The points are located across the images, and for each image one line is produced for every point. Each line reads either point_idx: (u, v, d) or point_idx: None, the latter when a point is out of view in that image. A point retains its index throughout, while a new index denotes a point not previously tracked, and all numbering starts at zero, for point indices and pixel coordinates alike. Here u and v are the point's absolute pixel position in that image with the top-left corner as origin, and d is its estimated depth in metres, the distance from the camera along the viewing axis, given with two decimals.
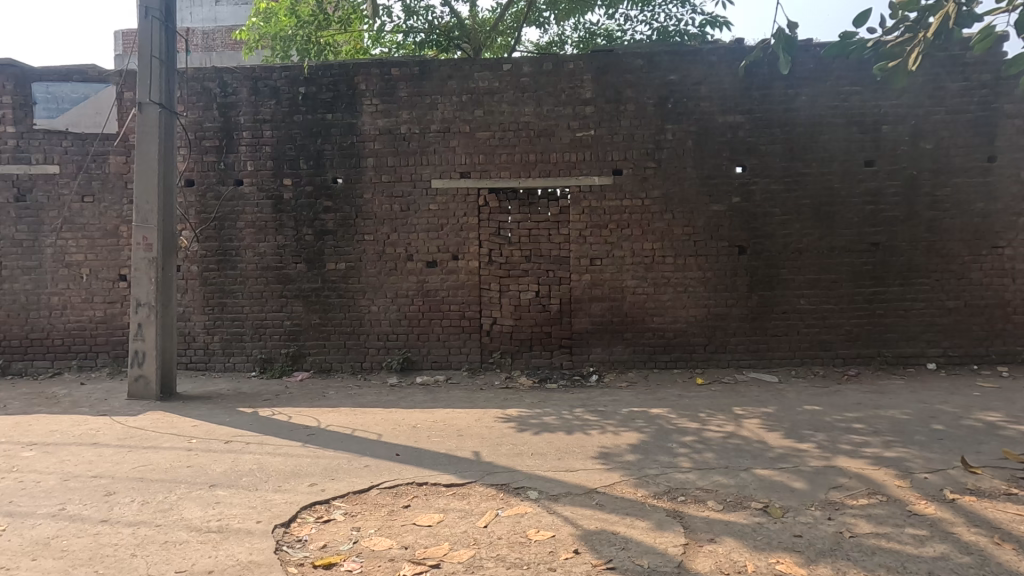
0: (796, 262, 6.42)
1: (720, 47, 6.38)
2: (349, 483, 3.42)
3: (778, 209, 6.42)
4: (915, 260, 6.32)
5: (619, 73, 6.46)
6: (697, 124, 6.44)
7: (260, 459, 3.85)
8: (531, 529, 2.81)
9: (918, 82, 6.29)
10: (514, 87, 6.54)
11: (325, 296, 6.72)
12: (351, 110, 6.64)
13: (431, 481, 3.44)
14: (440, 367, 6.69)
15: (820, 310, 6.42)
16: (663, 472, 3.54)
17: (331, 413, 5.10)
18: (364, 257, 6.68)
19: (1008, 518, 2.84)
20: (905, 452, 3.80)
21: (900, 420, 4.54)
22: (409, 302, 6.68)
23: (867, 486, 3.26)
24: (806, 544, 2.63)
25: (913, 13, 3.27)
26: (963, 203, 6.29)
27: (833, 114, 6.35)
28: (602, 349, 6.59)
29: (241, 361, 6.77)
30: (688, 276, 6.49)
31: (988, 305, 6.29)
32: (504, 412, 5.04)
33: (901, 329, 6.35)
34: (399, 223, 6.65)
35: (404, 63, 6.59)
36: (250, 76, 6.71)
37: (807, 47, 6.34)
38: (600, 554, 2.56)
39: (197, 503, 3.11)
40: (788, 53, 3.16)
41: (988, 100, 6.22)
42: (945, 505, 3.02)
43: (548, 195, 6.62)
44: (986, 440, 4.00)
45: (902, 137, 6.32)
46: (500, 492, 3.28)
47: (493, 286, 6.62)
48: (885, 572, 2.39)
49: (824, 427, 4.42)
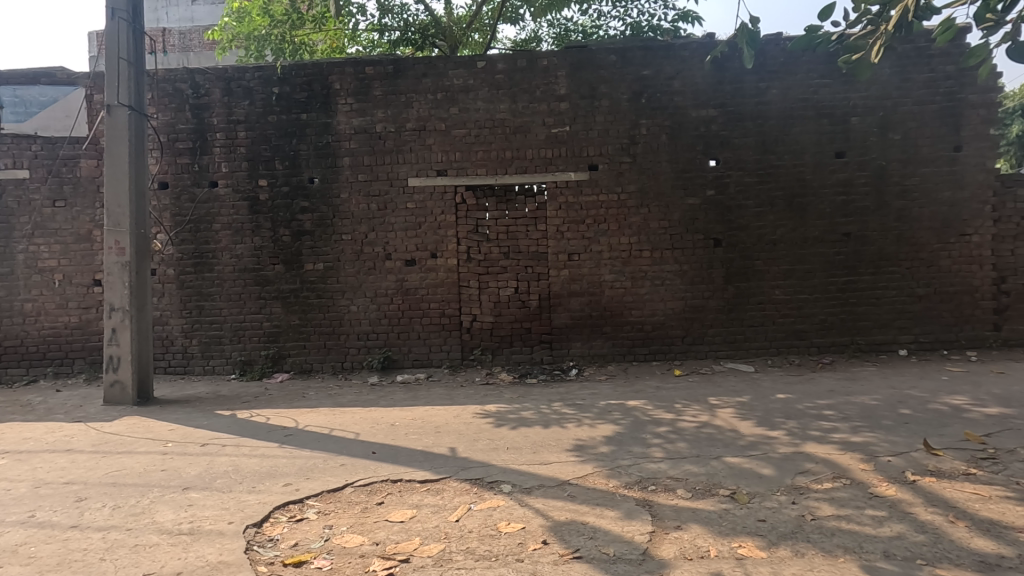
0: (771, 253, 6.51)
1: (692, 42, 6.43)
2: (324, 482, 3.43)
3: (751, 201, 6.50)
4: (885, 249, 6.44)
5: (593, 69, 6.51)
6: (671, 118, 6.49)
7: (236, 460, 3.85)
8: (502, 522, 2.84)
9: (885, 74, 6.40)
10: (488, 84, 6.54)
11: (304, 296, 6.70)
12: (326, 109, 6.62)
13: (405, 478, 3.47)
14: (421, 366, 6.70)
15: (795, 300, 6.52)
16: (636, 463, 3.60)
17: (310, 413, 5.10)
18: (342, 257, 6.67)
19: (965, 498, 2.93)
20: (872, 436, 3.89)
21: (869, 406, 4.64)
22: (388, 301, 6.68)
23: (833, 470, 3.34)
24: (769, 529, 2.69)
25: (873, 6, 3.38)
26: (931, 192, 6.41)
27: (803, 107, 6.44)
28: (582, 343, 6.64)
29: (220, 364, 6.73)
30: (665, 268, 6.56)
31: (957, 292, 6.43)
32: (482, 408, 5.08)
33: (873, 316, 6.47)
34: (377, 222, 6.64)
35: (378, 61, 6.57)
36: (222, 76, 6.65)
37: (776, 40, 6.44)
38: (568, 544, 2.60)
39: (170, 506, 3.11)
40: (751, 48, 3.37)
41: (954, 91, 6.34)
42: (906, 486, 3.10)
43: (525, 191, 6.65)
44: (950, 423, 4.11)
45: (871, 129, 6.42)
46: (474, 487, 3.31)
47: (472, 284, 6.66)
48: (842, 552, 2.45)
49: (796, 414, 4.50)
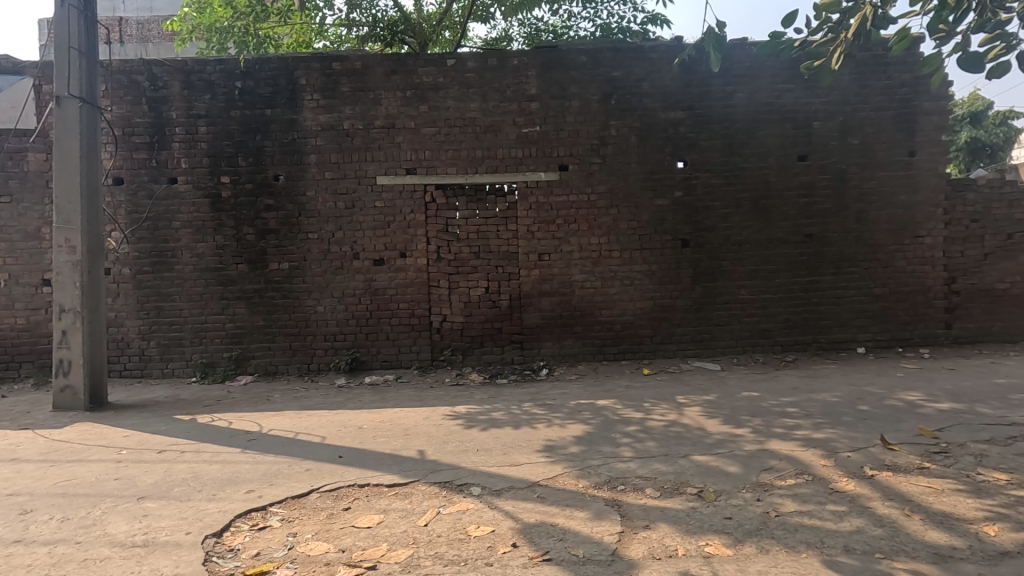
0: (736, 254, 6.64)
1: (661, 44, 6.51)
2: (288, 488, 3.34)
3: (718, 202, 6.62)
4: (846, 250, 6.64)
5: (564, 70, 6.52)
6: (640, 119, 6.55)
7: (195, 467, 3.71)
8: (471, 526, 2.81)
9: (845, 80, 6.60)
10: (459, 83, 6.49)
11: (268, 297, 6.53)
12: (292, 105, 6.45)
13: (373, 482, 3.40)
14: (390, 367, 6.61)
15: (760, 299, 6.67)
16: (606, 462, 3.61)
17: (275, 417, 4.96)
18: (308, 256, 6.52)
19: (920, 491, 3.04)
20: (833, 432, 4.00)
21: (830, 403, 4.77)
22: (356, 301, 6.57)
23: (796, 466, 3.42)
24: (736, 526, 2.73)
25: (835, 14, 3.49)
26: (888, 195, 6.64)
27: (768, 110, 6.59)
28: (553, 343, 6.65)
29: (180, 367, 6.51)
30: (634, 269, 6.63)
31: (911, 291, 6.68)
32: (452, 409, 5.04)
33: (834, 315, 6.67)
34: (345, 221, 6.52)
35: (346, 57, 6.44)
36: (181, 69, 6.42)
37: (741, 45, 6.57)
38: (538, 546, 2.59)
39: (124, 516, 2.97)
40: (719, 51, 3.47)
41: (908, 98, 6.59)
42: (864, 480, 3.20)
43: (495, 190, 6.62)
44: (905, 418, 4.26)
45: (832, 133, 6.61)
46: (443, 490, 3.27)
47: (442, 284, 6.60)
48: (805, 547, 2.50)
49: (761, 412, 4.60)
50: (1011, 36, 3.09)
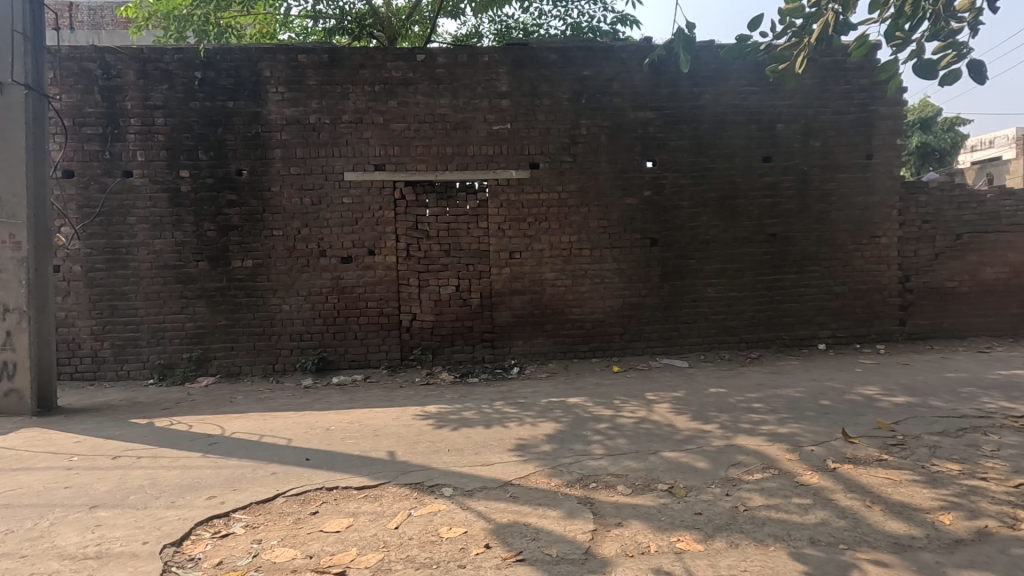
0: (704, 253, 6.76)
1: (631, 45, 6.56)
2: (252, 492, 3.23)
3: (686, 202, 6.72)
4: (808, 249, 6.84)
5: (535, 67, 6.51)
6: (611, 119, 6.60)
7: (153, 473, 3.55)
8: (444, 527, 2.77)
9: (807, 84, 6.79)
10: (429, 78, 6.41)
11: (231, 295, 6.32)
12: (255, 98, 6.25)
13: (342, 485, 3.32)
14: (358, 366, 6.49)
15: (726, 297, 6.81)
16: (577, 460, 3.62)
17: (238, 419, 4.80)
18: (273, 254, 6.34)
19: (879, 483, 3.14)
20: (797, 427, 4.11)
21: (794, 398, 4.90)
22: (323, 300, 6.42)
23: (763, 461, 3.49)
24: (706, 521, 2.76)
25: (799, 19, 3.57)
26: (847, 197, 6.86)
27: (734, 112, 6.72)
28: (524, 341, 6.65)
29: (136, 369, 6.25)
30: (605, 267, 6.67)
31: (869, 289, 6.92)
32: (422, 409, 4.97)
33: (796, 313, 6.87)
34: (311, 218, 6.36)
35: (313, 50, 6.28)
36: (137, 57, 6.14)
37: (709, 47, 6.68)
38: (511, 546, 2.57)
39: (74, 527, 2.82)
40: (687, 53, 3.49)
41: (867, 103, 6.82)
42: (827, 473, 3.29)
43: (466, 188, 6.57)
44: (864, 412, 4.41)
45: (795, 135, 6.79)
46: (413, 491, 3.21)
47: (412, 282, 6.51)
48: (773, 541, 2.55)
49: (728, 407, 4.69)
50: (961, 45, 3.24)
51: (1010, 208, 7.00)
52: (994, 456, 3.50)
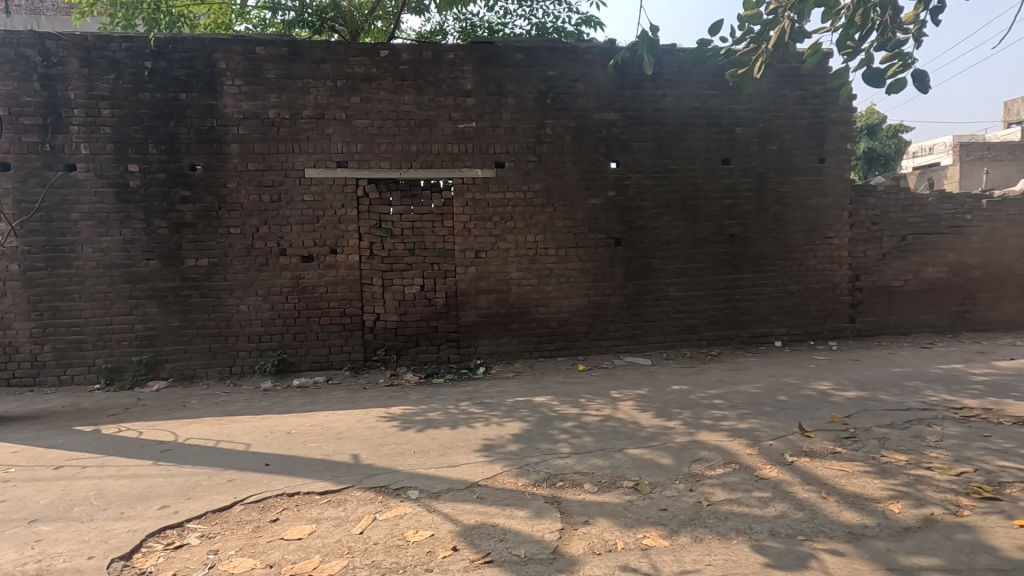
0: (666, 252, 6.88)
1: (595, 46, 6.62)
2: (208, 501, 3.10)
3: (649, 203, 6.83)
4: (765, 250, 7.05)
5: (500, 66, 6.48)
6: (575, 119, 6.64)
7: (99, 484, 3.37)
8: (410, 531, 2.72)
9: (764, 89, 7.00)
10: (392, 75, 6.30)
11: (184, 296, 6.07)
12: (210, 90, 6.02)
13: (303, 490, 3.22)
14: (320, 368, 6.34)
15: (688, 296, 6.95)
16: (544, 459, 3.62)
17: (192, 425, 4.61)
18: (229, 252, 6.12)
19: (833, 475, 3.26)
20: (756, 422, 4.23)
21: (752, 394, 5.04)
22: (283, 300, 6.24)
23: (724, 456, 3.58)
24: (671, 517, 2.81)
25: (757, 26, 3.66)
26: (801, 199, 7.11)
27: (695, 115, 6.87)
28: (490, 341, 6.63)
29: (81, 374, 5.93)
30: (570, 267, 6.72)
31: (822, 288, 7.19)
32: (387, 411, 4.88)
33: (754, 311, 7.08)
34: (270, 215, 6.17)
35: (271, 42, 6.08)
36: (80, 44, 5.81)
37: (671, 50, 6.80)
38: (479, 548, 2.54)
39: (11, 544, 2.64)
40: (651, 55, 3.54)
41: (820, 109, 7.08)
42: (785, 467, 3.40)
43: (430, 186, 6.49)
44: (819, 407, 4.58)
45: (753, 139, 6.99)
46: (379, 495, 3.15)
47: (375, 281, 6.40)
48: (735, 534, 2.61)
49: (690, 404, 4.78)
50: (906, 55, 3.38)
51: (950, 211, 7.40)
52: (937, 446, 3.69)
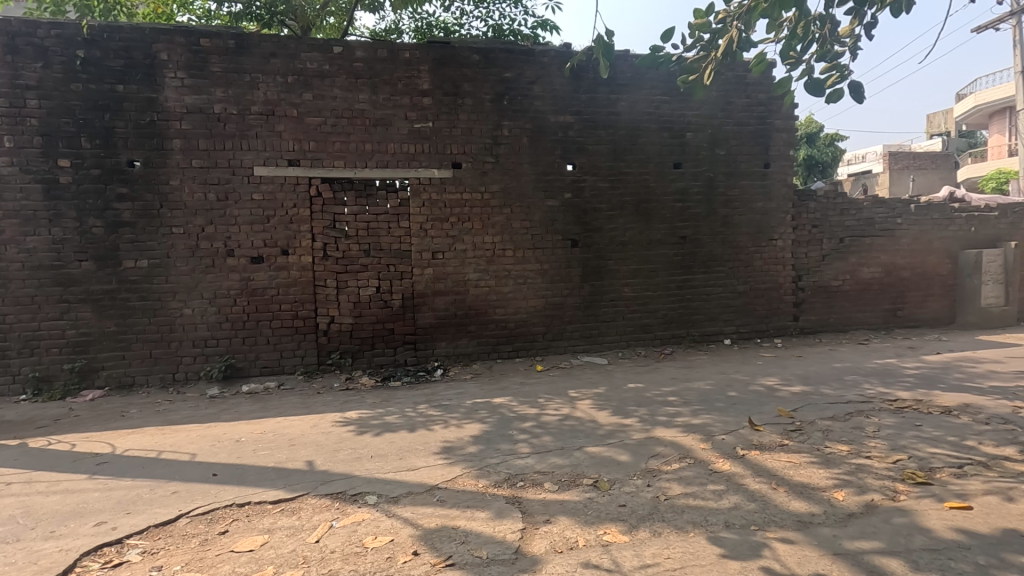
0: (621, 254, 7.01)
1: (551, 49, 6.68)
2: (150, 515, 2.93)
3: (605, 205, 6.94)
4: (715, 251, 7.29)
5: (457, 66, 6.45)
6: (532, 121, 6.68)
7: (28, 501, 3.13)
8: (368, 537, 2.65)
9: (713, 96, 7.25)
10: (346, 72, 6.16)
11: (122, 299, 5.74)
12: (150, 83, 5.72)
13: (254, 500, 3.09)
14: (271, 373, 6.12)
15: (642, 297, 7.11)
16: (504, 460, 3.61)
17: (132, 435, 4.35)
18: (172, 253, 5.83)
19: (782, 466, 3.39)
20: (708, 418, 4.36)
21: (704, 390, 5.20)
22: (230, 303, 5.99)
23: (679, 451, 3.67)
24: (630, 512, 2.85)
25: (707, 34, 3.79)
26: (748, 202, 7.39)
27: (648, 120, 7.03)
28: (447, 343, 6.57)
29: (5, 384, 5.51)
30: (528, 268, 6.75)
31: (767, 288, 7.50)
32: (343, 415, 4.76)
33: (705, 310, 7.31)
34: (216, 214, 5.91)
35: (217, 34, 5.83)
36: (3, 29, 5.40)
37: (624, 56, 6.94)
38: (440, 552, 2.51)
39: None
40: (606, 59, 3.63)
41: (764, 116, 7.39)
42: (737, 460, 3.51)
43: (386, 186, 6.37)
44: (767, 401, 4.77)
45: (703, 144, 7.22)
46: (335, 502, 3.06)
47: (329, 283, 6.23)
48: (691, 527, 2.68)
49: (646, 402, 4.88)
50: (844, 67, 3.57)
51: (883, 215, 7.86)
52: (875, 436, 3.90)
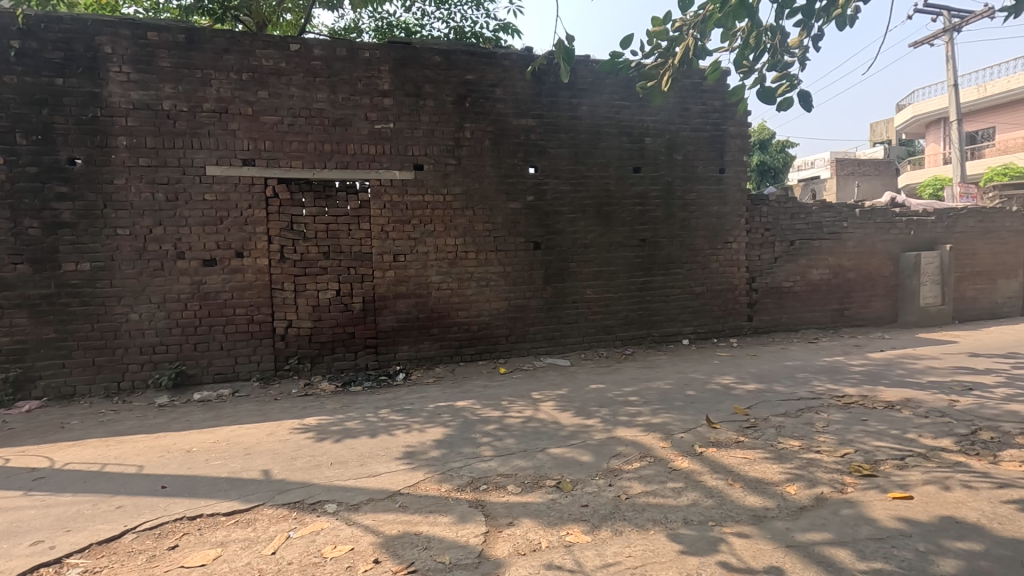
0: (583, 256, 7.09)
1: (513, 53, 6.70)
2: (93, 532, 2.78)
3: (566, 208, 7.00)
4: (673, 253, 7.46)
5: (418, 67, 6.39)
6: (494, 124, 6.69)
7: None
8: (327, 547, 2.59)
9: (671, 102, 7.42)
10: (304, 70, 6.02)
11: (62, 304, 5.44)
12: (93, 77, 5.44)
13: (207, 512, 2.97)
14: (224, 380, 5.91)
15: (604, 298, 7.20)
16: (467, 464, 3.59)
17: (73, 448, 4.12)
18: (117, 256, 5.56)
19: (738, 462, 3.49)
20: (668, 416, 4.45)
21: (664, 390, 5.31)
22: (181, 308, 5.76)
23: (640, 450, 3.73)
24: (592, 512, 2.88)
25: (664, 41, 3.88)
26: (705, 206, 7.60)
27: (608, 124, 7.15)
28: (409, 346, 6.50)
29: None
30: (490, 270, 6.74)
31: (723, 290, 7.73)
32: (301, 422, 4.63)
33: (664, 311, 7.47)
34: (166, 215, 5.68)
35: (165, 27, 5.61)
36: None
37: (585, 61, 7.03)
38: (402, 559, 2.47)
39: None
40: (567, 64, 3.67)
41: (720, 123, 7.62)
42: (695, 458, 3.60)
43: (346, 187, 6.24)
44: (723, 399, 4.90)
45: (661, 149, 7.38)
46: (293, 511, 2.97)
47: (287, 286, 6.06)
48: (651, 525, 2.72)
49: (607, 402, 4.95)
50: (793, 77, 3.73)
51: (830, 219, 8.22)
52: (825, 431, 4.06)
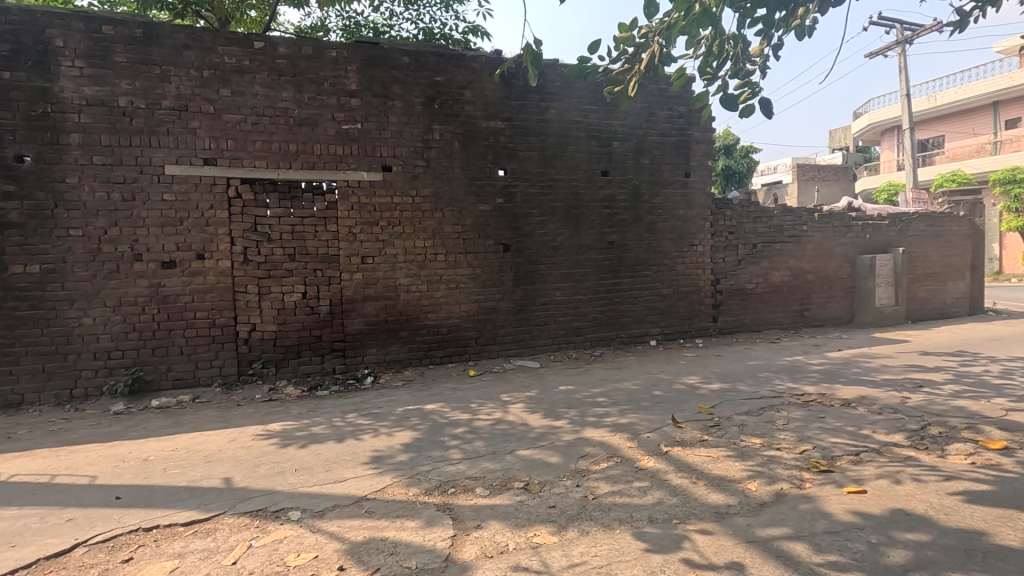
0: (552, 258, 7.13)
1: (482, 55, 6.70)
2: (42, 546, 2.66)
3: (536, 210, 7.04)
4: (641, 256, 7.58)
5: (386, 68, 6.33)
6: (463, 126, 6.68)
7: None
8: (291, 555, 2.54)
9: (639, 107, 7.54)
10: (268, 68, 5.89)
11: (8, 308, 5.19)
12: (43, 71, 5.21)
13: (164, 523, 2.88)
14: (185, 386, 5.74)
15: (573, 300, 7.26)
16: (435, 467, 3.57)
17: (20, 459, 3.93)
18: (69, 258, 5.34)
19: (701, 461, 3.56)
20: (635, 417, 4.52)
21: (632, 390, 5.38)
22: (138, 311, 5.56)
23: (607, 451, 3.77)
24: (559, 513, 2.90)
25: (630, 47, 3.93)
26: (671, 210, 7.75)
27: (577, 128, 7.22)
28: (377, 349, 6.43)
29: None
30: (460, 272, 6.72)
31: (689, 291, 7.89)
32: (265, 428, 4.53)
33: (632, 313, 7.58)
34: (122, 216, 5.48)
35: (121, 21, 5.41)
36: None
37: (554, 65, 7.08)
38: (367, 565, 2.44)
39: None
40: (535, 68, 3.69)
41: (685, 128, 7.78)
42: (661, 457, 3.65)
43: (312, 188, 6.13)
44: (689, 399, 5.00)
45: (629, 153, 7.49)
46: (255, 520, 2.90)
47: (250, 289, 5.92)
48: (617, 525, 2.76)
49: (576, 403, 4.99)
50: (755, 84, 3.83)
51: (790, 222, 8.48)
52: (785, 429, 4.18)
